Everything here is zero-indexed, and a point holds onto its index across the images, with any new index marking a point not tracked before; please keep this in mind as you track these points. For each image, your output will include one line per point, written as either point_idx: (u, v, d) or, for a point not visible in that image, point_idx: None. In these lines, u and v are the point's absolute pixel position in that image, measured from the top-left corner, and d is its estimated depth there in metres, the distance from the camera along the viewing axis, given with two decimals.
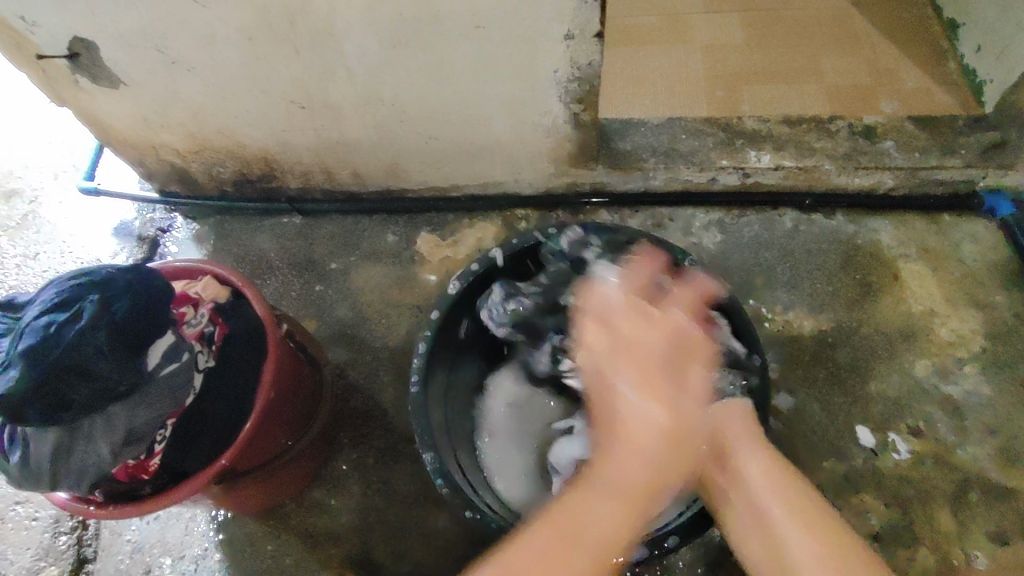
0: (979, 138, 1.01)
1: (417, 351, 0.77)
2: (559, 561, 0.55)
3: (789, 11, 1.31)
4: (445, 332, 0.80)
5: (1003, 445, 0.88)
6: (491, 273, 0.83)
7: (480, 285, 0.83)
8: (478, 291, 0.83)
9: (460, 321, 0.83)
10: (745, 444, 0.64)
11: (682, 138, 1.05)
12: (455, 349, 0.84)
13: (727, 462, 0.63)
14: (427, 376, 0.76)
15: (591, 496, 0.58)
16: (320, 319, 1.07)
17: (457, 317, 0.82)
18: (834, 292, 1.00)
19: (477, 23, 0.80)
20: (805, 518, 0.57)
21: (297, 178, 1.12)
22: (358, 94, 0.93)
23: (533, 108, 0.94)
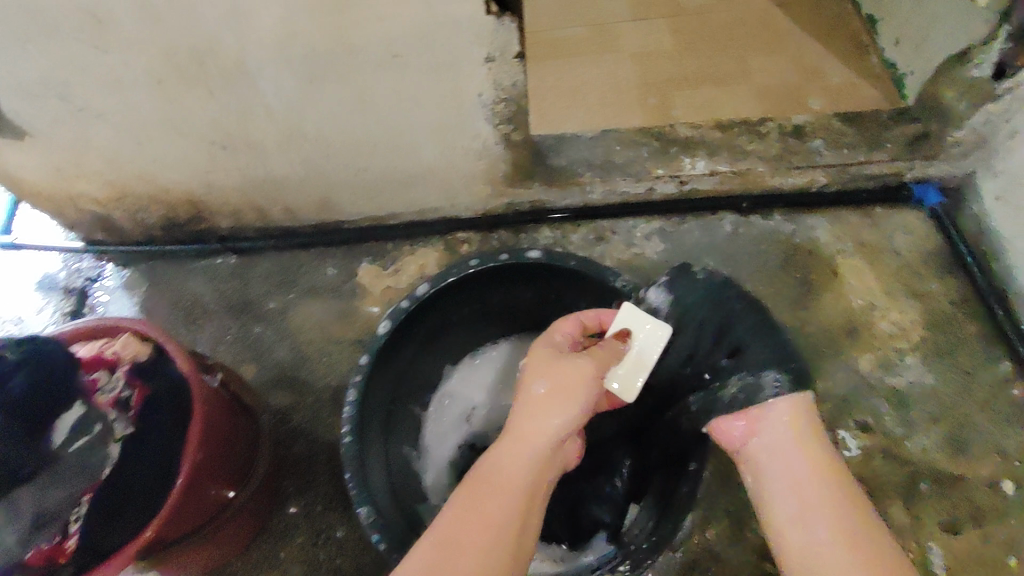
0: (903, 131, 1.01)
1: (345, 400, 0.67)
2: (468, 535, 0.55)
3: (716, 14, 1.38)
4: (380, 377, 0.71)
5: (948, 434, 0.88)
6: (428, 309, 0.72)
7: (413, 323, 0.73)
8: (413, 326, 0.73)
9: (399, 360, 0.73)
10: (796, 448, 0.65)
11: (617, 150, 1.04)
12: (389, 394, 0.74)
13: (779, 456, 0.66)
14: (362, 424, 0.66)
15: (448, 512, 0.57)
16: (260, 362, 1.03)
17: (397, 354, 0.72)
18: (775, 292, 1.00)
19: (395, 52, 0.79)
20: (852, 533, 0.59)
21: (227, 217, 1.09)
22: (279, 131, 0.90)
23: (461, 132, 0.92)
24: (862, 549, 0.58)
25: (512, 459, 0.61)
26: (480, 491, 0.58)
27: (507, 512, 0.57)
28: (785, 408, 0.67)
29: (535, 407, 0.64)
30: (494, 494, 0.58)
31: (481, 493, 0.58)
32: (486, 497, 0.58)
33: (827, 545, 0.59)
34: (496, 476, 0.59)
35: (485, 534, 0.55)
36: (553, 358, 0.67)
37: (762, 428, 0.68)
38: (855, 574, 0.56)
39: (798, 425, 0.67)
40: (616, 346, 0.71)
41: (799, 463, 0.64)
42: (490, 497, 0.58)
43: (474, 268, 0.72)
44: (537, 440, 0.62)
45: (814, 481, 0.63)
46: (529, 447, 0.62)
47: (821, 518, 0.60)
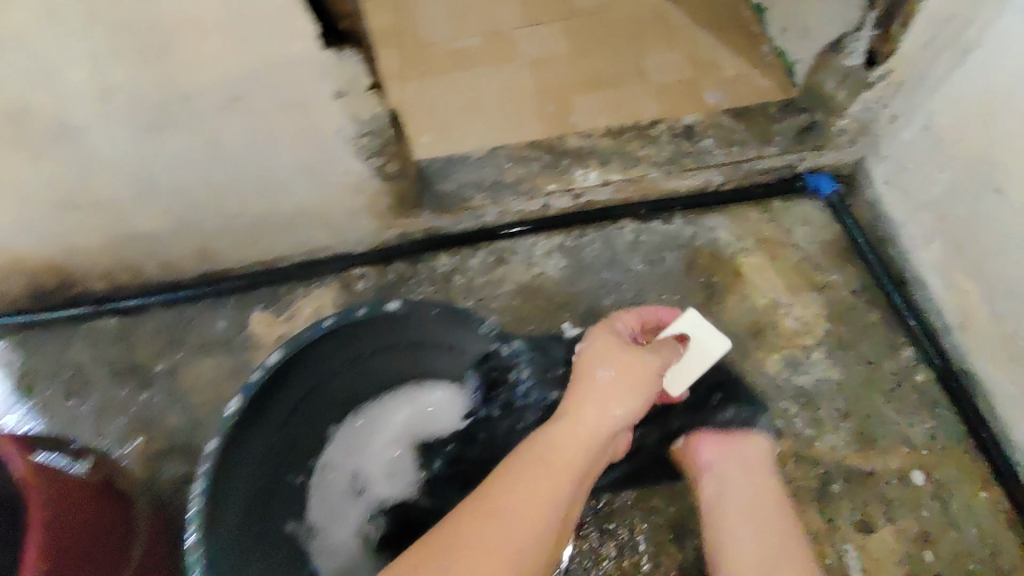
0: (791, 123, 1.01)
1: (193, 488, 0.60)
2: (524, 507, 0.53)
3: (609, 13, 1.35)
4: (237, 456, 0.65)
5: (857, 428, 0.87)
6: (282, 377, 0.68)
7: (272, 393, 0.67)
8: (273, 395, 0.68)
9: (262, 432, 0.68)
10: (764, 476, 0.77)
11: (507, 167, 1.01)
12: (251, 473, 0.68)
13: (748, 477, 0.76)
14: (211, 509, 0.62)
15: (510, 475, 0.55)
16: (149, 431, 0.96)
17: (256, 429, 0.67)
18: (679, 300, 0.98)
19: (233, 95, 0.73)
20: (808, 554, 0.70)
21: (100, 278, 1.01)
22: (132, 186, 0.84)
23: (330, 170, 0.87)
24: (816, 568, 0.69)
25: (569, 440, 0.60)
26: (541, 461, 0.57)
27: (563, 486, 0.56)
28: (758, 443, 0.80)
29: (597, 393, 0.63)
30: (553, 468, 0.57)
31: (541, 465, 0.57)
32: (545, 469, 0.56)
33: (788, 557, 0.69)
34: (550, 451, 0.58)
35: (541, 505, 0.54)
36: (619, 350, 0.67)
37: (740, 453, 0.78)
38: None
39: (764, 465, 0.78)
40: (676, 348, 0.72)
41: (764, 488, 0.75)
42: (549, 469, 0.57)
43: (333, 327, 0.68)
44: (597, 424, 0.62)
45: (777, 506, 0.74)
46: (585, 434, 0.61)
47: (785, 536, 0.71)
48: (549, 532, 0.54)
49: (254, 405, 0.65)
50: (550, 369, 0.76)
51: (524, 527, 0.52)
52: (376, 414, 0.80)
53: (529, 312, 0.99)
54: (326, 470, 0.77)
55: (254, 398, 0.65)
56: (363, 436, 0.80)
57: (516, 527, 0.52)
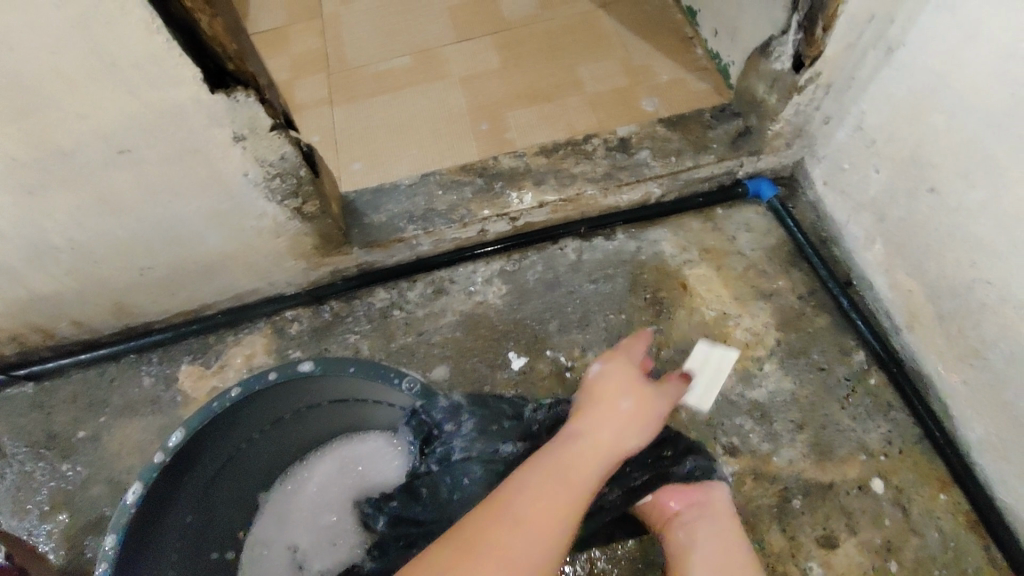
0: (726, 129, 0.99)
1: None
2: (539, 522, 0.56)
3: (539, 24, 1.32)
4: (152, 541, 0.66)
5: (814, 440, 0.85)
6: (189, 454, 0.67)
7: (182, 472, 0.67)
8: (185, 473, 0.68)
9: (178, 513, 0.69)
10: (729, 528, 0.72)
11: (439, 194, 0.97)
12: (174, 551, 0.69)
13: (712, 527, 0.72)
14: None
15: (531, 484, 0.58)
16: (70, 505, 0.89)
17: (166, 509, 0.67)
18: (627, 319, 0.95)
19: (120, 148, 0.67)
20: None
21: (7, 343, 0.93)
22: (22, 248, 0.76)
23: (243, 215, 0.81)
24: None
25: (590, 459, 0.63)
26: (561, 475, 0.60)
27: (575, 506, 0.59)
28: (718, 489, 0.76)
29: (612, 418, 0.67)
30: (572, 483, 0.60)
31: (560, 480, 0.60)
32: (562, 488, 0.59)
33: None
34: (570, 470, 0.61)
35: (556, 518, 0.57)
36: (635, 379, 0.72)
37: (706, 500, 0.75)
38: None
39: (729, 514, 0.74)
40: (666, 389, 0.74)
41: (728, 540, 0.71)
42: (567, 485, 0.59)
43: (239, 399, 0.68)
44: (611, 450, 0.65)
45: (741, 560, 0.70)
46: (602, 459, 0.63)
47: None
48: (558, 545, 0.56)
49: (160, 490, 0.65)
50: (493, 422, 0.72)
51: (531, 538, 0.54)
52: (306, 481, 0.82)
53: (473, 344, 0.95)
54: (257, 545, 0.79)
55: (159, 483, 0.65)
56: (294, 505, 0.81)
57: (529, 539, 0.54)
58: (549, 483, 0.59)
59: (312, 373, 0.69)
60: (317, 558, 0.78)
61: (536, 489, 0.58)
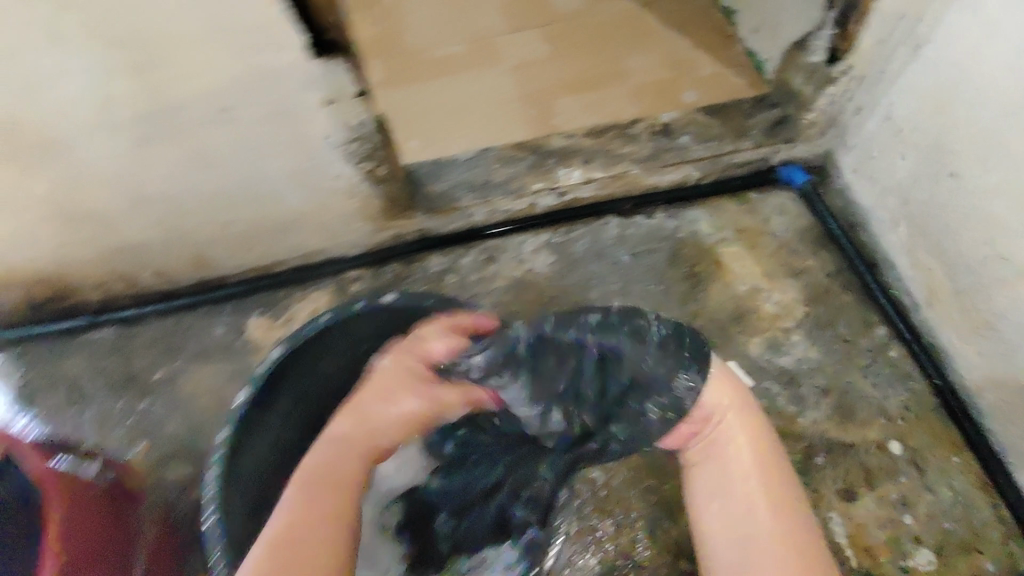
0: (764, 118, 1.07)
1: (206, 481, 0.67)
2: (319, 516, 0.61)
3: (586, 20, 1.41)
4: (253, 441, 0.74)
5: (838, 404, 0.92)
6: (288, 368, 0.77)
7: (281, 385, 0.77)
8: (271, 393, 0.76)
9: (264, 431, 0.76)
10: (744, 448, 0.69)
11: (496, 168, 1.05)
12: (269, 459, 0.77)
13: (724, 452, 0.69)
14: (228, 488, 0.68)
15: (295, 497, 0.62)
16: (149, 437, 0.98)
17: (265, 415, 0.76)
18: (665, 289, 1.02)
19: (223, 104, 0.74)
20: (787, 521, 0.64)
21: (96, 290, 1.02)
22: (122, 198, 0.83)
23: (322, 175, 0.89)
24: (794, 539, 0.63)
25: (332, 457, 0.68)
26: (325, 481, 0.64)
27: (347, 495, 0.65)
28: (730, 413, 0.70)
29: (366, 423, 0.72)
30: (330, 483, 0.65)
31: (321, 482, 0.64)
32: (324, 485, 0.64)
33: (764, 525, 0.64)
34: (329, 468, 0.66)
35: (333, 506, 0.63)
36: (397, 371, 0.76)
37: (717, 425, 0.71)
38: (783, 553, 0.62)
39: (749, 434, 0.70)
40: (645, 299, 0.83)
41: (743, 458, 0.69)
42: (331, 486, 0.64)
43: (327, 324, 0.76)
44: (365, 447, 0.71)
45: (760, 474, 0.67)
46: (345, 455, 0.69)
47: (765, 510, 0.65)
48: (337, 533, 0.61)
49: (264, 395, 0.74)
50: None
51: (324, 529, 0.60)
52: None
53: (522, 306, 1.03)
54: None
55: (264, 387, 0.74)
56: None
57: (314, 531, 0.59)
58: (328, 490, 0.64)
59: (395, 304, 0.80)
60: (385, 482, 0.86)
61: (345, 461, 0.68)
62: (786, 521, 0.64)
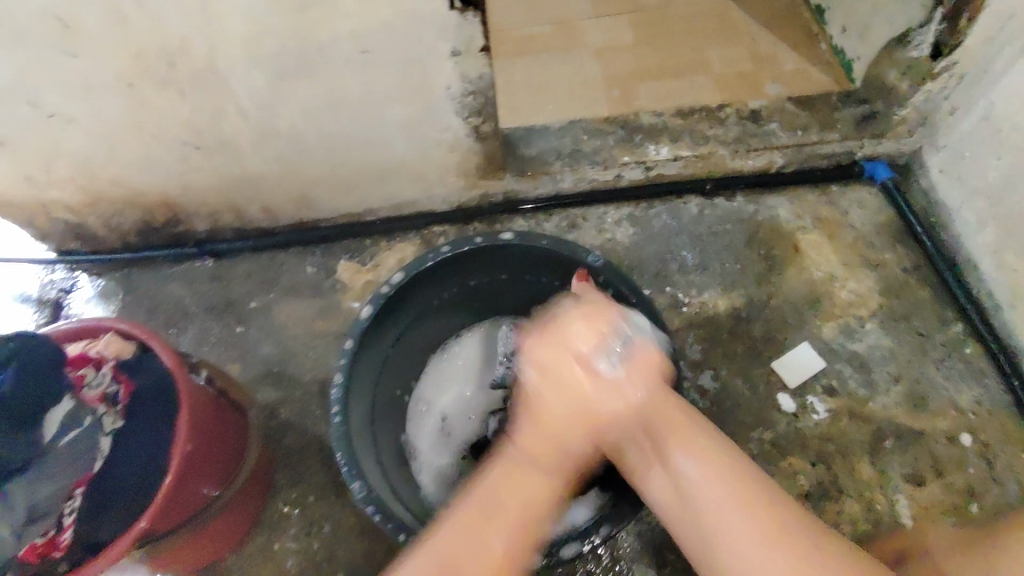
0: (852, 112, 1.08)
1: (334, 382, 0.72)
2: (458, 562, 0.55)
3: (674, 8, 1.43)
4: (371, 360, 0.77)
5: (909, 392, 0.94)
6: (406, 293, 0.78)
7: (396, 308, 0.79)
8: (396, 313, 0.79)
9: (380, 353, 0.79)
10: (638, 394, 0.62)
11: (585, 138, 1.08)
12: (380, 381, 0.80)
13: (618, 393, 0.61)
14: (349, 402, 0.71)
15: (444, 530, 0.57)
16: (243, 360, 1.05)
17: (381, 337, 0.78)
18: (742, 269, 1.05)
19: (362, 48, 0.79)
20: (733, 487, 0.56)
21: (204, 220, 1.09)
22: (252, 129, 0.90)
23: (432, 126, 0.94)
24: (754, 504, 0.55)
25: (506, 479, 0.60)
26: (486, 518, 0.58)
27: (504, 546, 0.57)
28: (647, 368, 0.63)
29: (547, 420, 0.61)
30: (483, 521, 0.57)
31: (473, 521, 0.57)
32: (476, 528, 0.57)
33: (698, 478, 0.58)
34: (492, 504, 0.58)
35: (478, 563, 0.56)
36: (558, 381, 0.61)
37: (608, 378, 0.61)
38: (719, 504, 0.56)
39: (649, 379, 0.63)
40: None
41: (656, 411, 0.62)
42: (495, 524, 0.57)
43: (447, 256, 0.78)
44: (550, 466, 0.61)
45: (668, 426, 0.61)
46: (536, 478, 0.60)
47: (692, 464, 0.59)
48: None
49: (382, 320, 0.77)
50: None
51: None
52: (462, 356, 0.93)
53: None
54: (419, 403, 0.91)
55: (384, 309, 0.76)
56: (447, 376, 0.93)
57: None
58: (472, 532, 0.57)
59: (511, 244, 0.79)
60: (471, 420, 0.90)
61: (513, 495, 0.59)
62: (718, 468, 0.58)
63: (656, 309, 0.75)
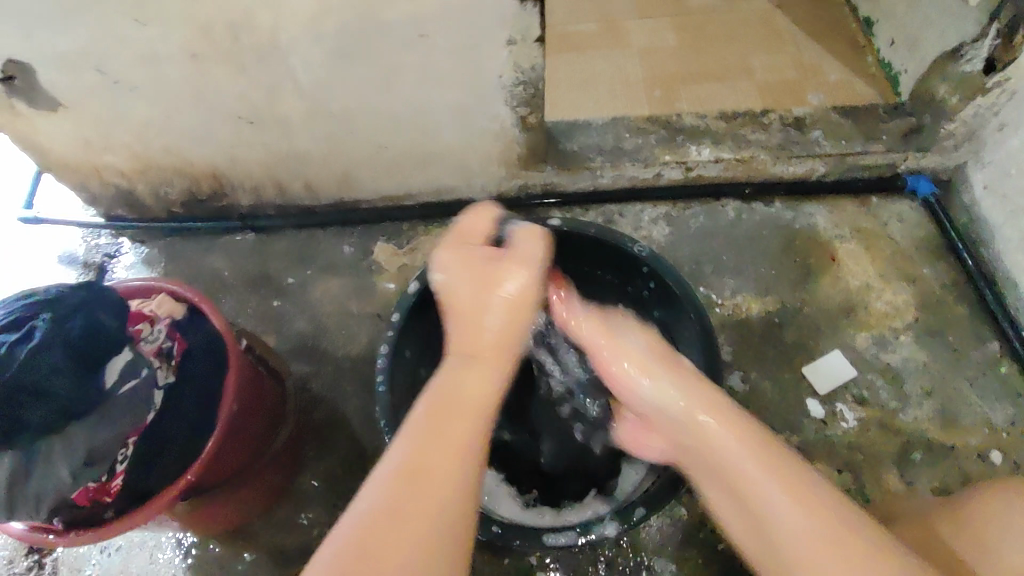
0: (898, 125, 1.07)
1: (380, 353, 0.77)
2: (395, 532, 0.50)
3: (720, 13, 1.43)
4: (414, 336, 0.81)
5: (940, 407, 0.94)
6: None
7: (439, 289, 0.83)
8: (438, 293, 0.83)
9: (422, 330, 0.83)
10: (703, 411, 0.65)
11: (627, 136, 1.09)
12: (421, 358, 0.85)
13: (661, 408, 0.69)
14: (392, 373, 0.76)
15: (381, 485, 0.53)
16: (279, 333, 1.07)
17: (425, 314, 0.83)
18: (777, 274, 1.05)
19: (421, 32, 0.81)
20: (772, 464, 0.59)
21: (248, 194, 1.11)
22: (305, 106, 0.93)
23: (480, 113, 0.95)
24: (801, 493, 0.56)
25: (418, 441, 0.56)
26: (421, 470, 0.54)
27: (446, 497, 0.53)
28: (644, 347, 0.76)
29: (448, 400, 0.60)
30: (419, 475, 0.53)
31: (402, 483, 0.53)
32: (409, 486, 0.52)
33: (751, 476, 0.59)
34: (421, 457, 0.54)
35: (398, 520, 0.50)
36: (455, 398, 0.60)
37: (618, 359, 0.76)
38: (777, 490, 0.57)
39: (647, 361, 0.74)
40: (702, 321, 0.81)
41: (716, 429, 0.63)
42: (424, 481, 0.53)
43: None
44: (443, 442, 0.56)
45: (733, 441, 0.62)
46: (446, 445, 0.56)
47: (737, 457, 0.60)
48: (432, 543, 0.50)
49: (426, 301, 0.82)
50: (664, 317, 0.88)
51: (405, 547, 0.49)
52: None
53: None
54: None
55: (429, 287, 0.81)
56: None
57: (397, 541, 0.49)
58: (440, 426, 0.57)
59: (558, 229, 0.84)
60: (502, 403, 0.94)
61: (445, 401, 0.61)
62: (806, 499, 0.56)
63: (694, 302, 0.78)
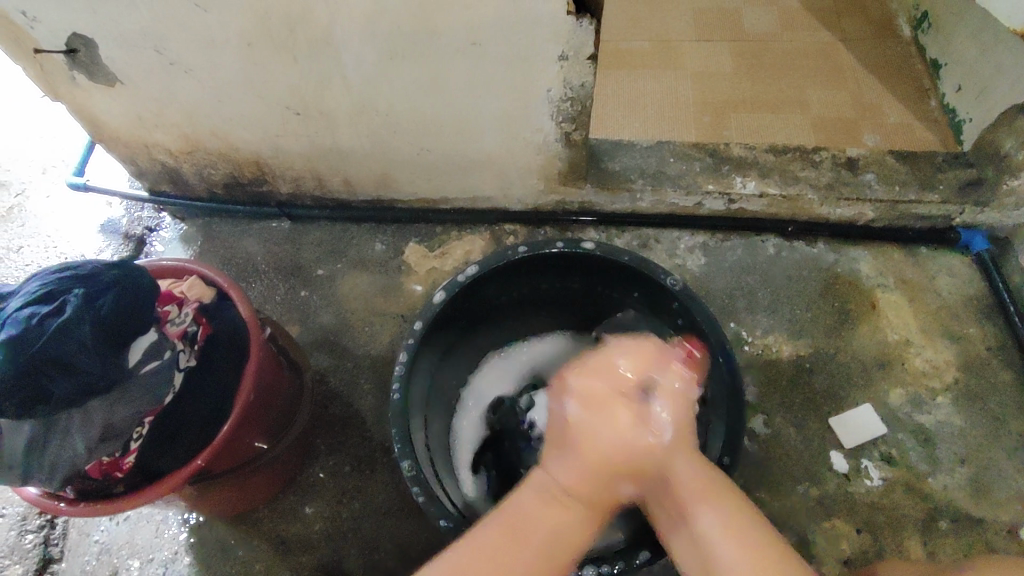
0: (957, 174, 1.03)
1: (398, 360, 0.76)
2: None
3: (779, 43, 1.40)
4: (432, 346, 0.81)
5: (973, 475, 0.90)
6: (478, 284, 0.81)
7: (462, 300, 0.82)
8: (462, 303, 0.82)
9: (440, 340, 0.83)
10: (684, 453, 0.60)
11: (671, 161, 1.06)
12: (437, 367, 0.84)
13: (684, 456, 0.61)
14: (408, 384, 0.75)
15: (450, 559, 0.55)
16: (304, 324, 1.08)
17: (445, 323, 0.81)
18: (813, 318, 1.02)
19: (474, 39, 0.80)
20: (710, 504, 0.57)
21: (288, 183, 1.12)
22: (352, 103, 0.93)
23: (525, 125, 0.95)
24: (755, 546, 0.54)
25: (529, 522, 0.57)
26: (486, 562, 0.55)
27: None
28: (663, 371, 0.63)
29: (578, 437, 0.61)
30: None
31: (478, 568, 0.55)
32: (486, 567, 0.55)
33: (712, 535, 0.56)
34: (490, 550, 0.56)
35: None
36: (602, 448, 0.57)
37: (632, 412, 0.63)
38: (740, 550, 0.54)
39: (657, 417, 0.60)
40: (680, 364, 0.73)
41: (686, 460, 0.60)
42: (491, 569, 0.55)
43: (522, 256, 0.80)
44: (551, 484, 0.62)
45: (701, 483, 0.59)
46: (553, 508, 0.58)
47: (694, 496, 0.58)
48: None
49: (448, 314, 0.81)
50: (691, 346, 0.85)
51: None
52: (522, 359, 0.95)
53: None
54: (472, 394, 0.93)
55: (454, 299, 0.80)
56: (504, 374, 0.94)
57: None
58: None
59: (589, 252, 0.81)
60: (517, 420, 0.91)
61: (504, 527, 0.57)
62: (746, 540, 0.55)
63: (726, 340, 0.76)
